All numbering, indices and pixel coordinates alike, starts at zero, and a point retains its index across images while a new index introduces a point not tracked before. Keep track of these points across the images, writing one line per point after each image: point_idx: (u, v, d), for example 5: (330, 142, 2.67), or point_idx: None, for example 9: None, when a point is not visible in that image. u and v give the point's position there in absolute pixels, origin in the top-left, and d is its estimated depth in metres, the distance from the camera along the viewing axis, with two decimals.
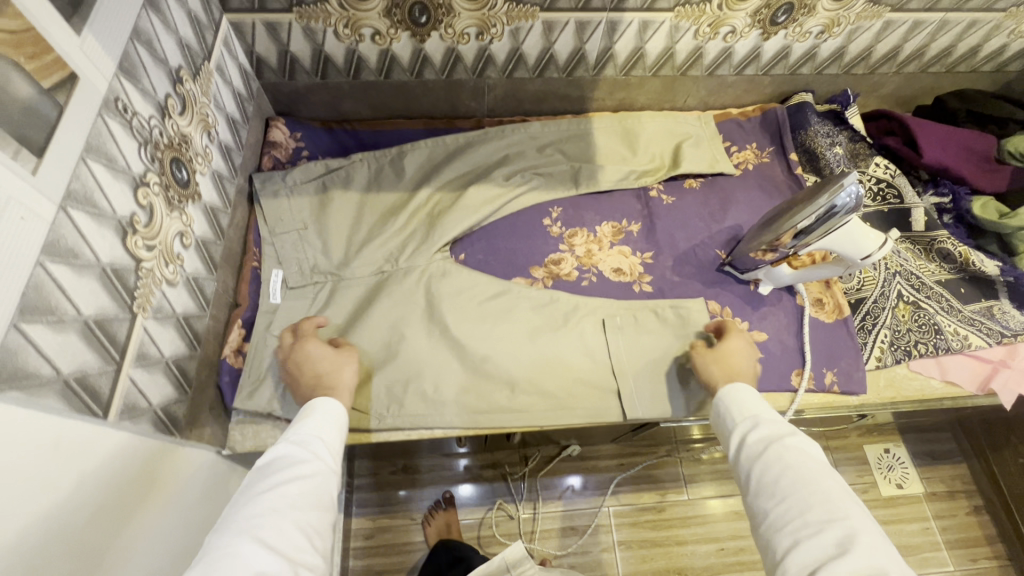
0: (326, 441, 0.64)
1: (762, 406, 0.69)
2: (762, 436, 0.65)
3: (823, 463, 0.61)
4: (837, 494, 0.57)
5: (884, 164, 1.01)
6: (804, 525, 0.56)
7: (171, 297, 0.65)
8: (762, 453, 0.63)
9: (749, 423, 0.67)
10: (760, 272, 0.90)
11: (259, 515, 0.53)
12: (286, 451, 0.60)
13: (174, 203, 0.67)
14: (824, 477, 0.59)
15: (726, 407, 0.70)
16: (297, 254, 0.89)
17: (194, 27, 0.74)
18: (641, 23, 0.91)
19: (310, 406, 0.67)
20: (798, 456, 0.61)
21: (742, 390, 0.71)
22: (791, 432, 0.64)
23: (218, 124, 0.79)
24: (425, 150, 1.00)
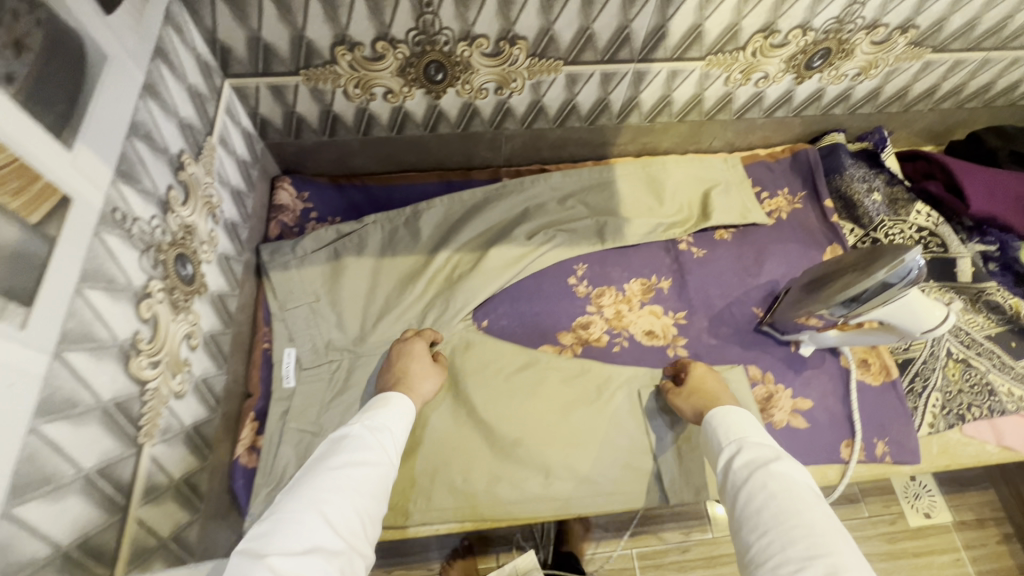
0: (399, 429, 0.63)
1: (750, 429, 0.62)
2: (746, 460, 0.58)
3: (811, 494, 0.53)
4: (827, 529, 0.49)
5: (925, 211, 0.95)
6: (784, 562, 0.48)
7: (179, 410, 0.59)
8: (749, 474, 0.56)
9: (735, 446, 0.61)
10: (804, 335, 0.85)
11: (325, 491, 0.52)
12: (360, 429, 0.60)
13: (180, 304, 0.61)
14: (811, 509, 0.51)
15: (714, 430, 0.65)
16: (311, 330, 0.83)
17: (195, 102, 0.67)
18: (670, 72, 0.86)
19: (387, 396, 0.66)
20: (784, 482, 0.54)
21: (731, 412, 0.66)
22: (776, 456, 0.57)
23: (222, 202, 0.73)
24: (441, 209, 0.94)
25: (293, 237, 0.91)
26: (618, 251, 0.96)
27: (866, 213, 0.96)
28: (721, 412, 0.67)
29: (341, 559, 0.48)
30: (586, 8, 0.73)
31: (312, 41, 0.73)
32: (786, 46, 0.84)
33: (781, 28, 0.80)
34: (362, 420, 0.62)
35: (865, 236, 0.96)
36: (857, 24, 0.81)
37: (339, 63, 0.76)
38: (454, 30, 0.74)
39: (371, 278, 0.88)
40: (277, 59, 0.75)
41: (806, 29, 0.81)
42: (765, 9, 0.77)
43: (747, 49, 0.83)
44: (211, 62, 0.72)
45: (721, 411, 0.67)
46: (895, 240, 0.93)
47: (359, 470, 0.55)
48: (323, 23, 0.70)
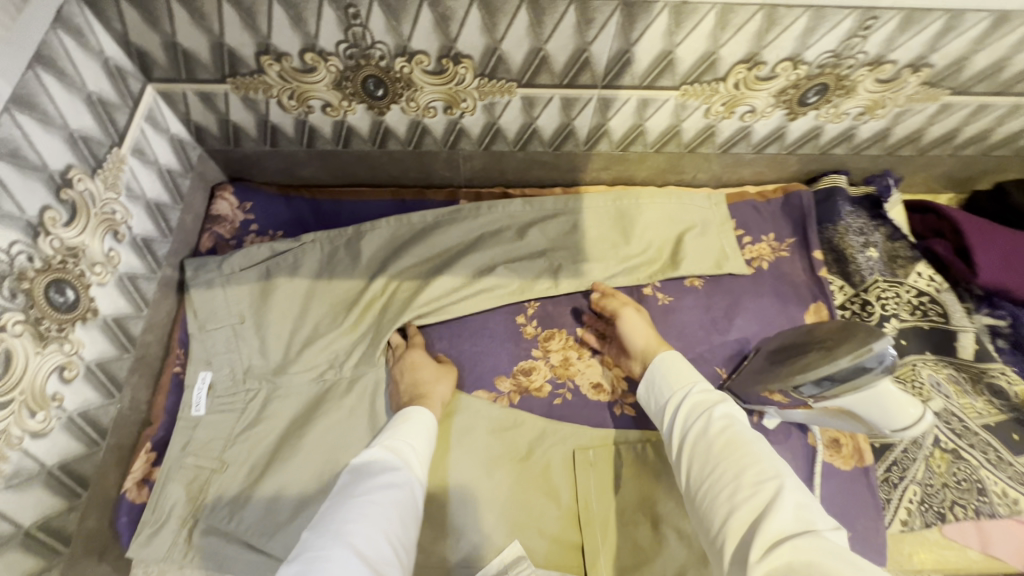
0: (418, 449, 0.64)
1: (694, 375, 0.66)
2: (695, 402, 0.62)
3: (750, 427, 0.58)
4: (770, 456, 0.54)
5: (927, 274, 0.85)
6: (737, 492, 0.52)
7: (38, 450, 0.55)
8: (698, 416, 0.60)
9: (683, 392, 0.64)
10: (768, 408, 0.75)
11: (353, 524, 0.52)
12: (381, 455, 0.61)
13: (50, 335, 0.56)
14: (755, 441, 0.55)
15: (661, 376, 0.68)
16: (229, 354, 0.76)
17: (97, 112, 0.62)
18: (640, 101, 0.76)
19: (406, 413, 0.67)
20: (728, 420, 0.58)
21: (674, 359, 0.69)
22: (722, 398, 0.61)
23: (131, 217, 0.68)
24: (387, 230, 0.86)
25: (227, 249, 0.86)
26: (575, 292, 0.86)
27: (858, 270, 0.86)
28: (671, 355, 0.69)
29: None
30: (535, 27, 0.65)
31: (233, 49, 0.67)
32: (774, 80, 0.73)
33: (767, 59, 0.70)
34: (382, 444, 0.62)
35: (855, 295, 0.85)
36: (857, 59, 0.70)
37: (267, 73, 0.70)
38: (389, 45, 0.66)
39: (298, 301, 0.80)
40: (199, 65, 0.69)
41: (797, 63, 0.70)
42: (747, 38, 0.67)
43: (729, 80, 0.73)
44: (126, 67, 0.67)
45: (666, 355, 0.70)
46: (888, 304, 0.83)
47: (383, 499, 0.56)
48: (242, 30, 0.64)
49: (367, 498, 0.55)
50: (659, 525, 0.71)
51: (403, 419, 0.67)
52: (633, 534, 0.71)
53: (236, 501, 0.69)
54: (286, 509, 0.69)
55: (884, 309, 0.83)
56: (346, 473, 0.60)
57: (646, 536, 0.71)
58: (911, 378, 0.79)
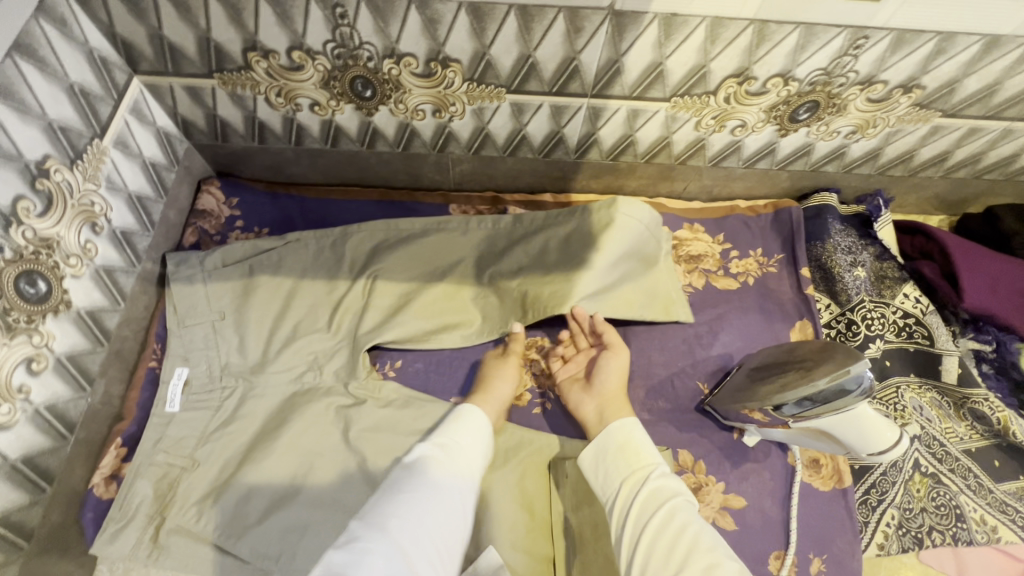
0: (467, 449, 0.65)
1: (650, 456, 0.66)
2: (655, 492, 0.61)
3: (707, 527, 0.58)
4: (731, 562, 0.54)
5: (914, 295, 0.84)
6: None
7: (0, 443, 0.55)
8: (656, 511, 0.59)
9: (640, 478, 0.64)
10: (749, 425, 0.74)
11: (398, 522, 0.55)
12: (433, 454, 0.63)
13: (18, 326, 0.55)
14: (714, 545, 0.55)
15: (614, 458, 0.67)
16: (207, 351, 0.76)
17: (80, 104, 0.62)
18: (629, 111, 0.76)
19: (459, 411, 0.69)
20: (687, 519, 0.58)
21: (632, 434, 0.68)
22: (680, 494, 0.61)
23: (111, 210, 0.68)
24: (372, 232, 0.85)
25: (211, 245, 0.85)
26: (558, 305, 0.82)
27: (845, 289, 0.85)
28: (626, 422, 0.69)
29: None
30: (524, 34, 0.64)
31: (220, 45, 0.66)
32: (765, 95, 0.73)
33: (758, 74, 0.69)
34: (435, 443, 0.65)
35: (840, 315, 0.85)
36: (848, 78, 0.70)
37: (254, 69, 0.70)
38: (376, 46, 0.66)
39: (276, 298, 0.79)
40: (186, 59, 0.68)
41: (788, 79, 0.70)
42: (737, 52, 0.66)
43: (719, 94, 0.73)
44: (111, 58, 0.66)
45: (621, 422, 0.69)
46: (874, 324, 0.82)
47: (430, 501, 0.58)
48: (229, 26, 0.64)
49: (416, 497, 0.58)
50: None
51: (455, 416, 0.69)
52: (607, 550, 0.69)
53: (206, 501, 0.68)
54: (255, 511, 0.68)
55: (869, 329, 0.82)
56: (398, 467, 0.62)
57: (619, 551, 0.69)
58: (893, 400, 0.78)
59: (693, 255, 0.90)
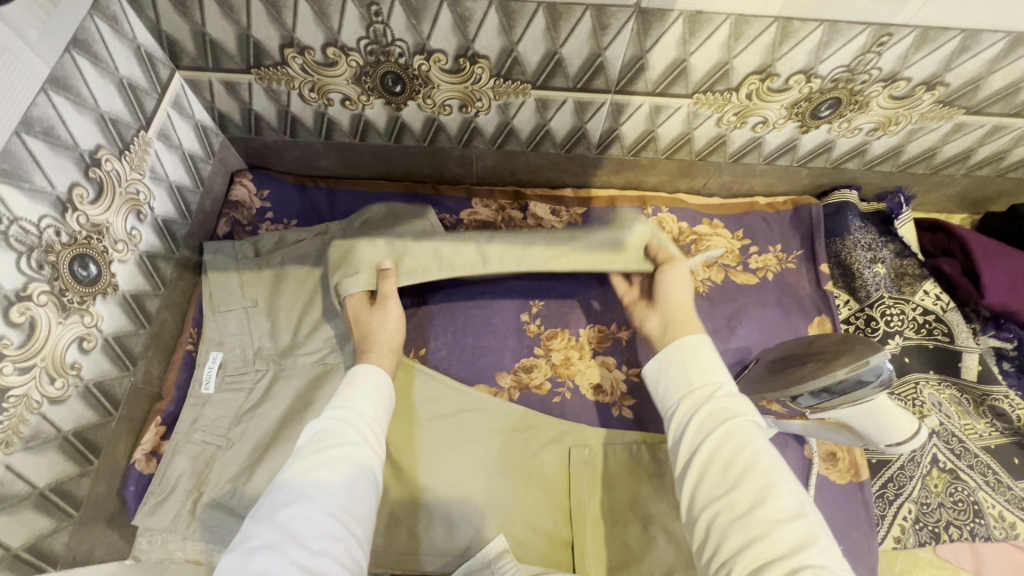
0: (361, 414, 0.63)
1: (719, 374, 0.63)
2: (714, 410, 0.60)
3: (769, 448, 0.56)
4: (789, 486, 0.53)
5: (934, 292, 0.84)
6: (752, 519, 0.50)
7: (56, 416, 0.58)
8: (715, 430, 0.58)
9: (702, 397, 0.62)
10: (765, 417, 0.75)
11: (289, 505, 0.53)
12: (327, 428, 0.60)
13: (72, 306, 0.59)
14: (773, 468, 0.54)
15: (680, 369, 0.65)
16: (241, 336, 0.79)
17: (127, 96, 0.65)
18: (652, 107, 0.78)
19: (355, 375, 0.67)
20: (747, 440, 0.56)
21: (699, 351, 0.65)
22: (743, 413, 0.59)
23: (153, 199, 0.71)
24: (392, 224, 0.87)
25: (244, 236, 0.89)
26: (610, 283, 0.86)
27: (864, 285, 0.86)
28: (693, 338, 0.67)
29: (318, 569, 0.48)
30: (551, 31, 0.66)
31: (259, 41, 0.69)
32: (787, 92, 0.74)
33: (780, 71, 0.70)
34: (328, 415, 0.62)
35: (859, 311, 0.85)
36: (871, 75, 0.70)
37: (290, 65, 0.72)
38: (408, 42, 0.68)
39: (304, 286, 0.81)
40: (225, 54, 0.71)
41: (810, 76, 0.71)
42: (760, 49, 0.67)
43: (741, 91, 0.74)
44: (156, 54, 0.69)
45: (691, 338, 0.67)
46: (892, 321, 0.83)
47: (332, 476, 0.55)
48: (268, 23, 0.67)
49: (312, 481, 0.55)
50: (649, 525, 0.71)
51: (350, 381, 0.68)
52: (623, 535, 0.71)
53: (239, 478, 0.70)
54: None
55: (889, 325, 0.83)
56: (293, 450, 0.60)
57: (636, 537, 0.71)
58: (912, 397, 0.79)
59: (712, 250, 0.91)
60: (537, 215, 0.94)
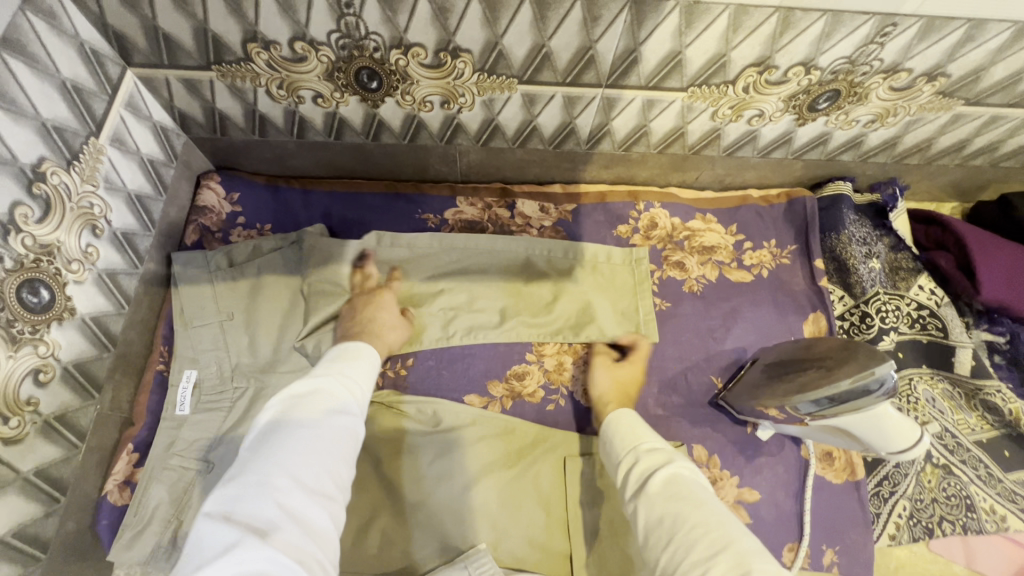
0: (359, 390, 0.63)
1: (644, 435, 0.65)
2: (643, 468, 0.60)
3: (698, 487, 0.57)
4: (719, 521, 0.53)
5: (929, 287, 0.83)
6: (689, 567, 0.50)
7: (12, 457, 0.53)
8: (650, 483, 0.58)
9: (631, 456, 0.63)
10: (762, 420, 0.74)
11: (294, 455, 0.51)
12: (331, 385, 0.59)
13: (23, 337, 0.54)
14: (701, 505, 0.54)
15: (612, 438, 0.67)
16: (217, 352, 0.75)
17: (73, 100, 0.59)
18: (645, 101, 0.74)
19: (355, 351, 0.67)
20: (678, 486, 0.56)
21: (623, 419, 0.68)
22: (669, 460, 0.60)
23: (110, 211, 0.65)
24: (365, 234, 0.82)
25: (214, 243, 0.83)
26: (592, 287, 0.85)
27: (859, 281, 0.84)
28: (620, 412, 0.70)
29: (303, 527, 0.47)
30: (539, 23, 0.61)
31: (218, 36, 0.63)
32: (785, 84, 0.70)
33: (779, 63, 0.67)
34: (334, 377, 0.61)
35: (854, 307, 0.84)
36: (872, 66, 0.67)
37: (255, 61, 0.67)
38: (384, 36, 0.63)
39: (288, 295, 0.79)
40: (182, 51, 0.65)
41: (809, 68, 0.68)
42: (760, 40, 0.63)
43: (738, 83, 0.70)
44: (103, 50, 0.63)
45: (619, 412, 0.70)
46: (887, 317, 0.81)
47: (333, 433, 0.55)
48: (228, 16, 0.60)
49: (311, 430, 0.53)
50: None
51: (348, 354, 0.67)
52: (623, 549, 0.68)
53: None
54: None
55: (883, 321, 0.82)
56: (285, 390, 0.58)
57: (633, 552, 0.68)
58: (907, 393, 0.78)
59: (705, 246, 0.89)
60: (525, 214, 0.90)
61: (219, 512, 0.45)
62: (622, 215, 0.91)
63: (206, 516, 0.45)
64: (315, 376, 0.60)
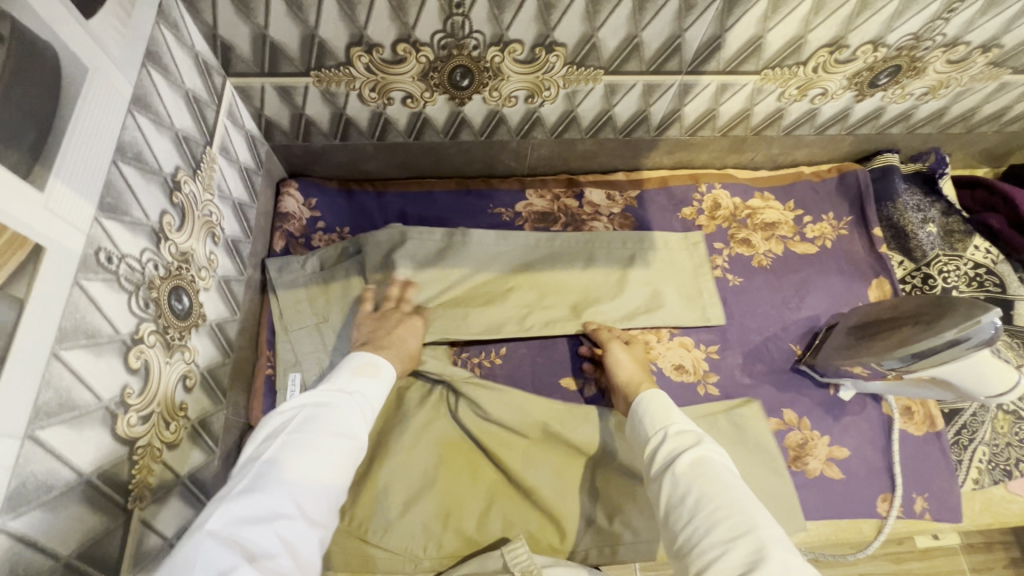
0: (371, 408, 0.60)
1: (674, 415, 0.63)
2: (670, 450, 0.59)
3: (724, 470, 0.55)
4: (741, 505, 0.51)
5: (983, 247, 0.89)
6: (708, 547, 0.50)
7: (173, 461, 0.54)
8: (677, 466, 0.56)
9: (659, 438, 0.61)
10: (847, 380, 0.78)
11: (301, 481, 0.49)
12: (345, 404, 0.57)
13: (174, 343, 0.55)
14: (727, 488, 0.53)
15: (641, 420, 0.64)
16: (318, 354, 0.76)
17: (192, 111, 0.60)
18: (718, 86, 0.77)
19: (373, 365, 0.64)
20: (704, 469, 0.55)
21: (658, 402, 0.65)
22: (696, 440, 0.58)
23: (223, 219, 0.66)
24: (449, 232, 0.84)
25: (300, 248, 0.84)
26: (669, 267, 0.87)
27: (919, 245, 0.89)
28: (649, 392, 0.67)
29: (294, 561, 0.45)
30: (636, 14, 0.64)
31: (325, 41, 0.64)
32: (852, 62, 0.75)
33: (851, 42, 0.71)
34: (350, 395, 0.59)
35: (916, 270, 0.89)
36: (934, 41, 0.72)
37: (355, 65, 0.68)
38: (486, 34, 0.65)
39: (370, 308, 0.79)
40: (286, 59, 0.67)
41: (878, 45, 0.72)
42: (837, 21, 0.68)
43: (809, 64, 0.74)
44: (211, 61, 0.64)
45: (649, 395, 0.66)
46: (949, 276, 0.87)
47: (341, 460, 0.53)
48: (339, 21, 0.62)
49: (324, 454, 0.51)
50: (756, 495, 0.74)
51: (365, 366, 0.63)
52: None
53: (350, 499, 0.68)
54: (395, 503, 0.70)
55: (945, 281, 0.87)
56: (299, 400, 0.56)
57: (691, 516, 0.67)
58: None
59: (768, 222, 0.93)
60: (594, 203, 0.93)
61: (226, 533, 0.44)
62: (686, 198, 0.94)
63: (213, 532, 0.44)
64: (329, 393, 0.58)
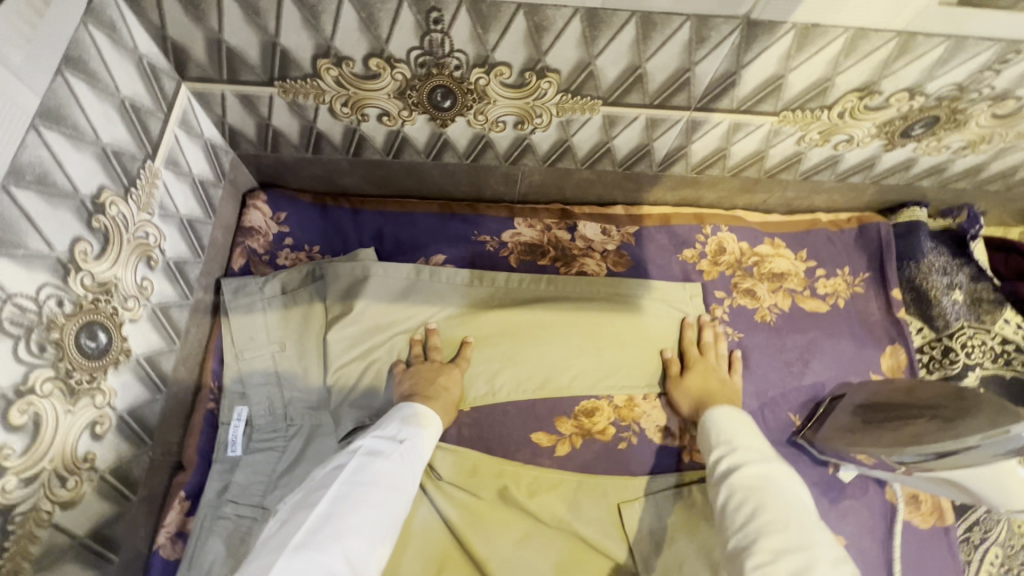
0: (423, 464, 0.58)
1: (745, 436, 0.60)
2: (733, 463, 0.57)
3: (793, 490, 0.53)
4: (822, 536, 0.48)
5: (1014, 321, 0.82)
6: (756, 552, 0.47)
7: (68, 521, 0.49)
8: (739, 481, 0.55)
9: (727, 451, 0.59)
10: (849, 463, 0.70)
11: (353, 535, 0.47)
12: (399, 455, 0.56)
13: (81, 388, 0.48)
14: (796, 513, 0.50)
15: (715, 426, 0.63)
16: (267, 387, 0.70)
17: (130, 122, 0.54)
18: (731, 124, 0.69)
19: (426, 417, 0.62)
20: (771, 491, 0.53)
21: (732, 417, 0.63)
22: (766, 458, 0.57)
23: (165, 240, 0.60)
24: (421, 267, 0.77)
25: (262, 266, 0.77)
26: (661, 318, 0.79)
27: (942, 314, 0.82)
28: (725, 410, 0.64)
29: None
30: (640, 44, 0.57)
31: (287, 51, 0.58)
32: (884, 110, 0.66)
33: (884, 89, 0.63)
34: (404, 445, 0.57)
35: (936, 340, 0.82)
36: (980, 93, 0.63)
37: (322, 78, 0.61)
38: (468, 54, 0.58)
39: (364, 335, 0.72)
40: (245, 66, 0.60)
41: (915, 94, 0.63)
42: (870, 66, 0.59)
43: (835, 108, 0.66)
44: (159, 64, 0.57)
45: (719, 409, 0.65)
46: (973, 352, 0.80)
47: (390, 512, 0.51)
48: (301, 30, 0.55)
49: (374, 509, 0.50)
50: None
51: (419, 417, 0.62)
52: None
53: None
54: None
55: (969, 356, 0.80)
56: (356, 450, 0.55)
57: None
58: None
59: (776, 273, 0.84)
60: (586, 237, 0.84)
61: None
62: (688, 238, 0.85)
63: None
64: (382, 440, 0.57)
